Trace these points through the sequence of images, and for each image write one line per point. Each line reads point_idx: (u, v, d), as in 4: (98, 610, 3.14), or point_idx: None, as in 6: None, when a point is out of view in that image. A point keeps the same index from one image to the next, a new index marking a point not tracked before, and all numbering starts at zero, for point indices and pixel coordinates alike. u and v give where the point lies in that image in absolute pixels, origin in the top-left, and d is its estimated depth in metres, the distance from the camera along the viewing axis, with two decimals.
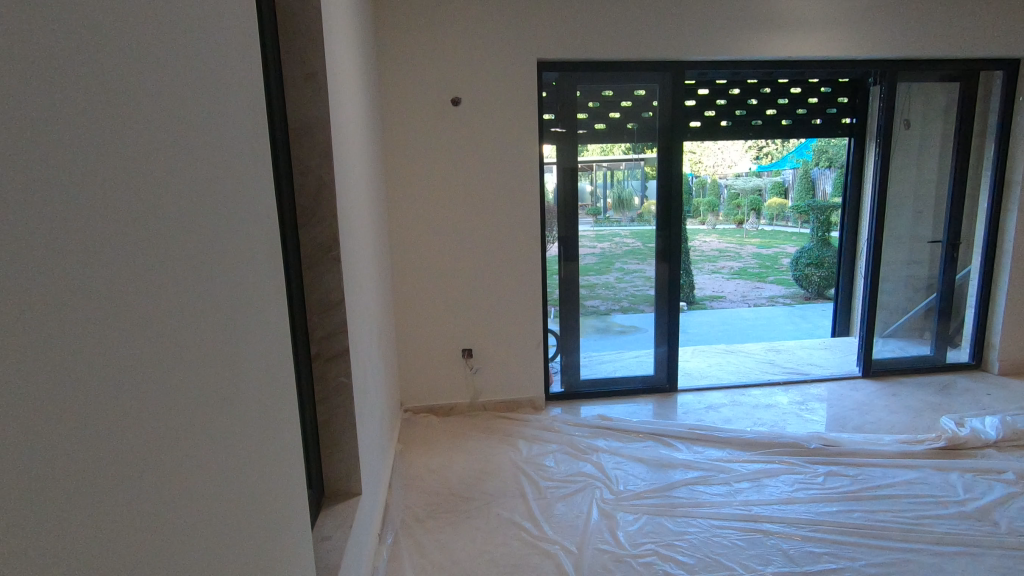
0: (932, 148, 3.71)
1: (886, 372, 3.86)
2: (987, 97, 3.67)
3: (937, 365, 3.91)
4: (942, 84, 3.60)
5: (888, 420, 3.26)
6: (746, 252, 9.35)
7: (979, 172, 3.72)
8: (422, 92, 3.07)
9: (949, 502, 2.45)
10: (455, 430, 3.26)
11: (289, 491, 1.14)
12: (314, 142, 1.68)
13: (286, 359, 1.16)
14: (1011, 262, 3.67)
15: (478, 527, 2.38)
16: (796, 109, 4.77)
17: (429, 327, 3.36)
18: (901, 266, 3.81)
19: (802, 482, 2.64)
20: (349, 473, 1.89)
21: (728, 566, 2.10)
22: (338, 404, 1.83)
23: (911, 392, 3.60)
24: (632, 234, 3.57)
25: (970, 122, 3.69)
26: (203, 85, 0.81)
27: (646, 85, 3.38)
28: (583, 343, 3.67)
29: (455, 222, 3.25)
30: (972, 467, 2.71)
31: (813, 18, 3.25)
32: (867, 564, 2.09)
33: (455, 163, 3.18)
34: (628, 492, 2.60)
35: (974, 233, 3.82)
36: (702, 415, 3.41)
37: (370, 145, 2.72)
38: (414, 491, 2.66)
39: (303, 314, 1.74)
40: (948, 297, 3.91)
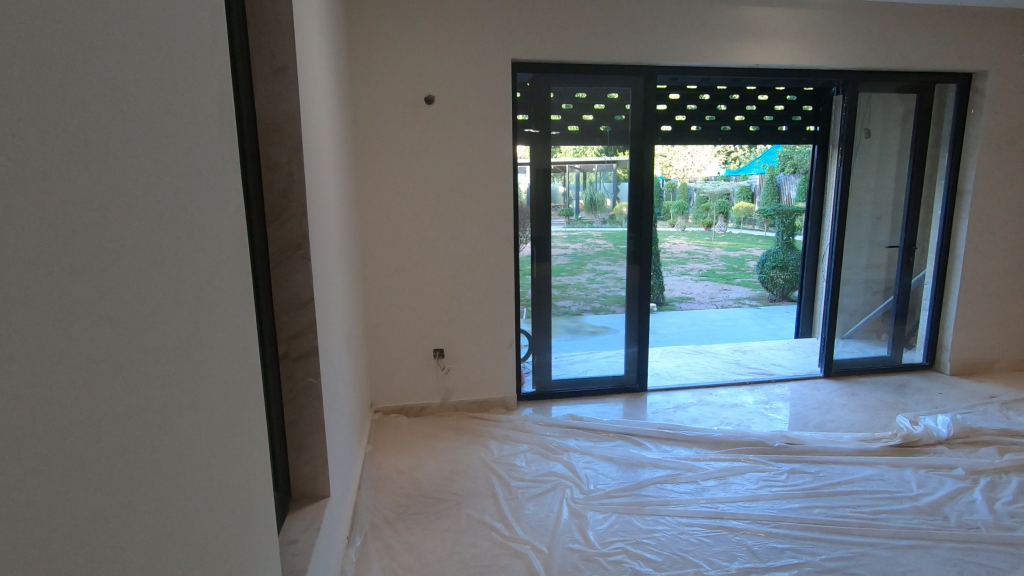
0: (891, 156, 3.87)
1: (845, 372, 4.02)
2: (941, 108, 3.82)
3: (894, 365, 4.08)
4: (901, 95, 3.77)
5: (847, 419, 3.40)
6: (715, 255, 9.62)
7: (934, 180, 3.89)
8: (394, 90, 3.07)
9: (903, 497, 2.58)
10: (427, 430, 3.27)
11: (257, 493, 1.15)
12: (283, 141, 1.67)
13: (253, 360, 1.17)
14: (962, 268, 3.83)
15: (448, 528, 2.40)
16: (762, 115, 4.93)
17: (400, 327, 3.35)
18: (859, 269, 3.98)
19: (766, 480, 2.74)
20: (316, 475, 1.89)
21: (695, 563, 2.17)
22: (306, 405, 1.83)
23: (870, 392, 3.76)
24: (603, 235, 3.63)
25: (926, 133, 3.85)
26: (170, 91, 0.81)
27: (619, 87, 3.43)
28: (554, 343, 3.72)
29: (428, 224, 3.26)
30: (926, 463, 2.85)
31: (780, 29, 3.35)
32: (827, 558, 2.18)
33: (428, 165, 3.19)
34: (598, 492, 2.65)
35: (929, 240, 3.98)
36: (670, 414, 3.49)
37: (341, 145, 2.70)
38: (384, 492, 2.66)
39: (271, 314, 1.73)
40: (904, 300, 4.08)
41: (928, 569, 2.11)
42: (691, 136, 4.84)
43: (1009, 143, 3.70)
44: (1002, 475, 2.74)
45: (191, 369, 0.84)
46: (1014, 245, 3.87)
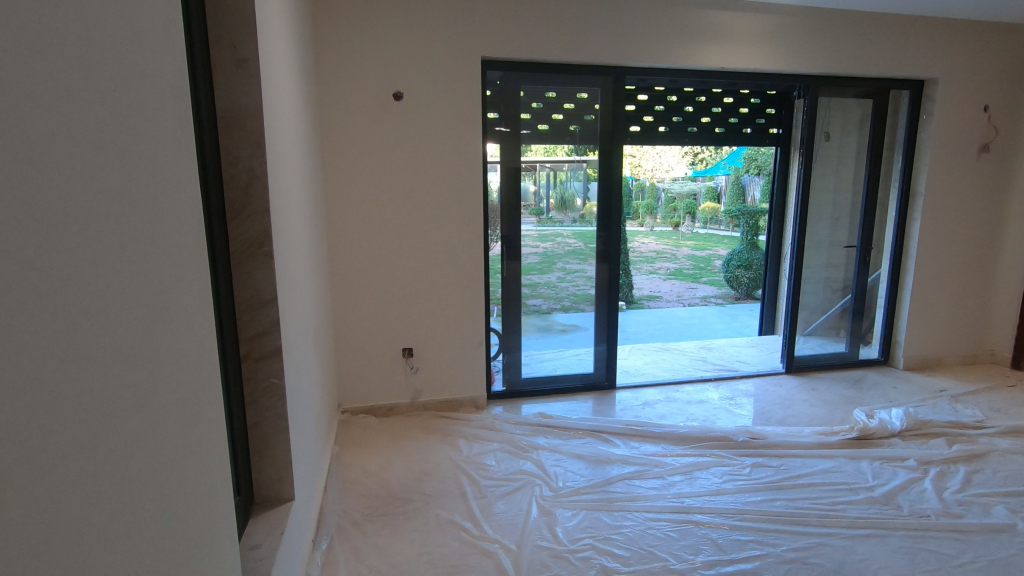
0: (849, 158, 3.96)
1: (805, 368, 4.08)
2: (896, 113, 3.92)
3: (851, 361, 4.17)
4: (858, 100, 3.85)
5: (808, 413, 3.45)
6: (681, 255, 9.77)
7: (889, 182, 4.00)
8: (362, 86, 2.97)
9: (860, 488, 2.61)
10: (395, 430, 3.17)
11: (214, 498, 1.06)
12: (244, 135, 1.56)
13: (210, 356, 1.08)
14: (915, 266, 3.93)
15: (417, 529, 2.32)
16: (728, 117, 4.99)
17: (369, 328, 3.25)
18: (819, 268, 4.05)
19: (730, 474, 2.75)
20: (280, 478, 1.78)
21: (662, 557, 2.15)
22: (270, 407, 1.72)
23: (829, 387, 3.83)
24: (574, 234, 3.60)
25: (881, 136, 3.94)
26: (104, 66, 0.73)
27: (588, 87, 3.39)
28: (524, 342, 3.67)
29: (395, 218, 3.15)
30: (881, 455, 2.90)
31: (750, 34, 3.37)
32: (788, 549, 2.19)
33: (397, 160, 3.09)
34: (567, 489, 2.61)
35: (884, 240, 4.08)
36: (638, 411, 3.48)
37: (305, 139, 2.59)
38: (351, 493, 2.56)
39: (232, 313, 1.62)
40: (861, 298, 4.17)
41: (883, 558, 2.14)
42: (659, 137, 4.83)
43: (959, 146, 3.81)
44: (951, 465, 2.81)
45: (129, 363, 0.75)
46: (968, 245, 3.99)
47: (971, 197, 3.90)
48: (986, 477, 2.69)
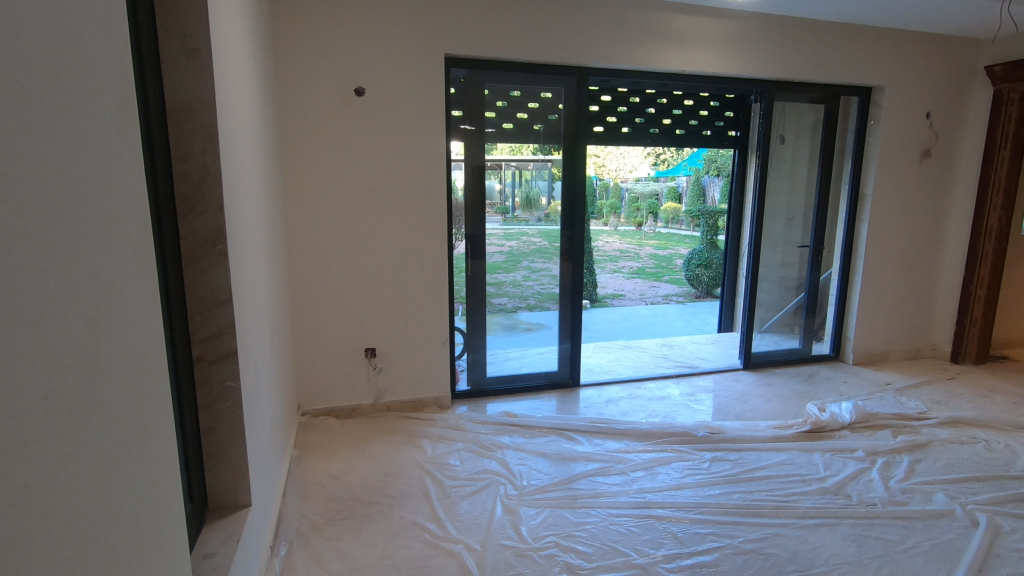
0: (802, 161, 4.05)
1: (761, 364, 4.16)
2: (846, 119, 4.02)
3: (805, 356, 4.27)
4: (811, 105, 3.93)
5: (764, 408, 3.50)
6: (644, 253, 9.90)
7: (839, 185, 4.10)
8: (321, 81, 2.84)
9: (812, 479, 2.66)
10: (357, 432, 3.06)
11: (158, 508, 0.98)
12: (197, 129, 1.46)
13: (151, 356, 0.99)
14: (864, 266, 4.05)
15: (379, 532, 2.24)
16: (688, 120, 5.08)
17: (330, 328, 3.12)
18: (774, 266, 4.13)
19: (691, 469, 2.76)
20: (237, 484, 1.67)
21: (624, 552, 2.13)
22: (225, 412, 1.61)
23: (784, 381, 3.90)
24: (539, 233, 3.55)
25: (832, 141, 4.04)
26: (23, 43, 0.64)
27: (552, 87, 3.35)
28: (489, 340, 3.60)
29: (356, 213, 3.03)
30: (831, 447, 2.96)
31: (712, 39, 3.41)
32: (745, 540, 2.21)
33: (358, 154, 2.97)
34: (531, 487, 2.57)
35: (835, 240, 4.19)
36: (602, 408, 3.45)
37: (263, 131, 2.46)
38: (312, 498, 2.45)
39: (183, 315, 1.52)
40: (813, 295, 4.27)
41: (833, 546, 2.17)
42: (621, 138, 4.95)
43: (904, 149, 3.93)
44: (896, 455, 2.89)
45: (51, 364, 0.67)
46: (916, 244, 4.13)
47: (918, 199, 4.05)
48: (927, 466, 2.77)
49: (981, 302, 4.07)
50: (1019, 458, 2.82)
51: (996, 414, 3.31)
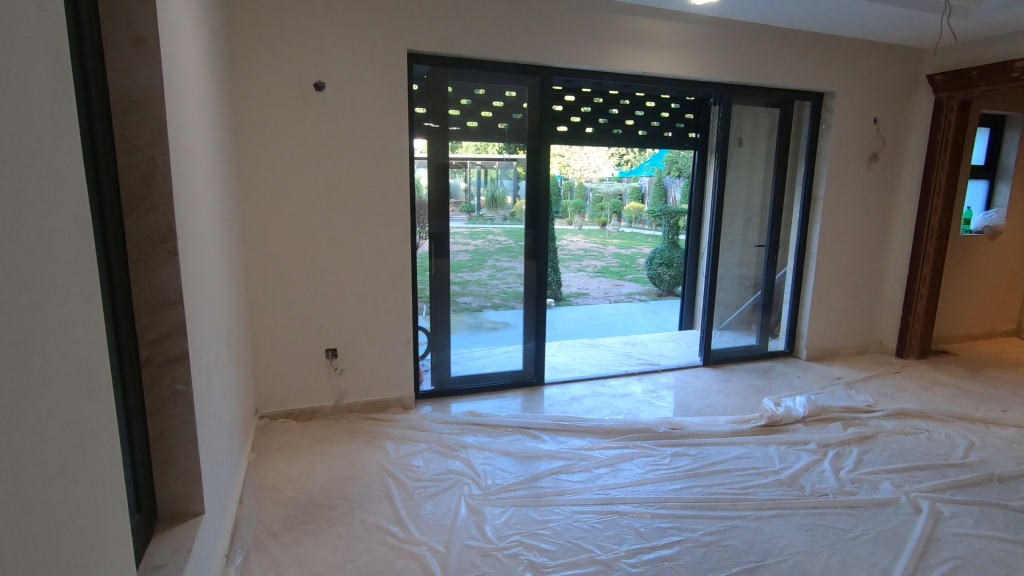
0: (759, 164, 4.09)
1: (721, 361, 4.18)
2: (799, 123, 4.06)
3: (761, 353, 4.31)
4: (766, 109, 3.97)
5: (722, 403, 3.50)
6: (608, 253, 9.86)
7: (793, 187, 4.14)
8: (278, 68, 2.67)
9: (767, 472, 2.66)
10: (318, 435, 2.89)
11: (100, 514, 0.90)
12: (144, 122, 1.38)
13: (97, 355, 0.92)
14: (816, 265, 4.11)
15: (340, 536, 2.13)
16: (650, 121, 5.09)
17: (286, 329, 2.94)
18: (732, 266, 4.16)
19: (653, 464, 2.73)
20: (189, 490, 1.58)
21: (587, 548, 2.09)
22: (176, 416, 1.53)
23: (741, 377, 3.93)
24: (504, 232, 3.45)
25: (786, 144, 4.07)
26: None
27: (516, 86, 3.26)
28: (453, 340, 3.47)
29: (315, 205, 2.85)
30: (786, 440, 2.98)
31: (677, 40, 3.40)
32: (705, 533, 2.20)
33: (317, 144, 2.80)
34: (496, 487, 2.48)
35: (789, 240, 4.24)
36: (566, 406, 3.37)
37: (217, 119, 2.31)
38: (270, 504, 2.31)
39: (130, 316, 1.44)
40: (769, 293, 4.31)
41: (787, 536, 2.18)
42: (585, 138, 4.89)
43: (854, 152, 4.01)
44: (846, 447, 2.93)
45: None
46: (867, 242, 4.23)
47: (871, 201, 4.15)
48: (875, 456, 2.82)
49: (923, 300, 4.16)
50: (960, 446, 2.90)
51: (937, 405, 3.40)
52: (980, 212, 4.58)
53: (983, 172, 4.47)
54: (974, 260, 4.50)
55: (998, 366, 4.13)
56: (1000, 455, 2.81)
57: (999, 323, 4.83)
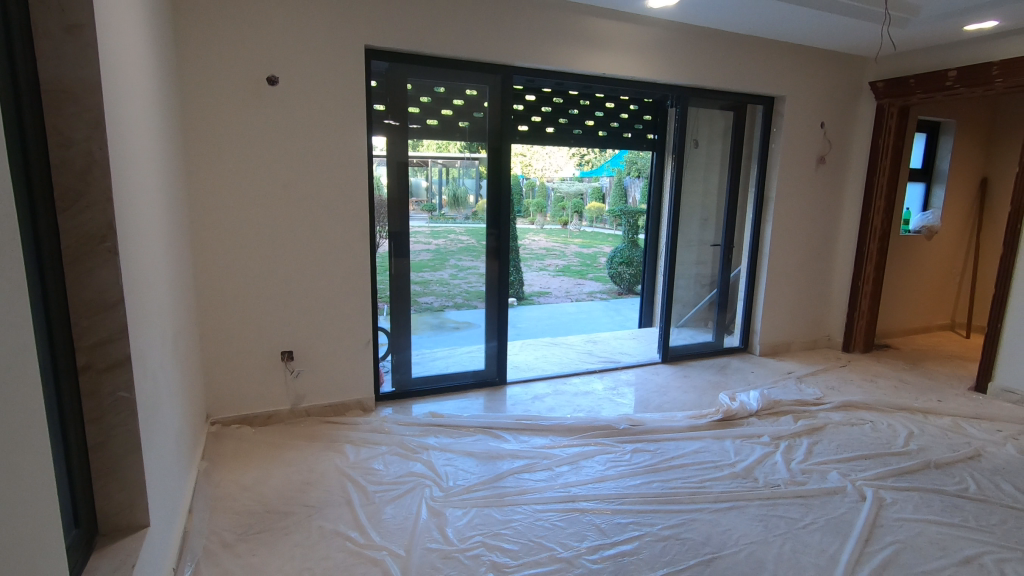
0: (714, 166, 4.11)
1: (679, 357, 4.18)
2: (752, 127, 4.09)
3: (718, 350, 4.33)
4: (722, 112, 3.99)
5: (681, 399, 3.48)
6: (570, 252, 9.78)
7: (747, 189, 4.17)
8: (230, 52, 2.47)
9: (724, 465, 2.64)
10: (274, 439, 2.70)
11: (32, 530, 0.79)
12: (80, 115, 1.24)
13: (23, 357, 0.80)
14: (768, 264, 4.16)
15: (296, 544, 1.98)
16: (610, 122, 5.06)
17: (238, 333, 2.72)
18: (689, 264, 4.18)
19: (613, 461, 2.66)
20: (133, 502, 1.42)
21: (549, 547, 2.01)
22: (119, 425, 1.38)
23: (699, 373, 3.93)
24: (466, 231, 3.32)
25: (740, 147, 4.11)
26: None
27: (476, 85, 3.13)
28: (415, 340, 3.30)
29: (268, 199, 2.65)
30: (740, 433, 2.97)
31: (646, 39, 3.39)
32: (663, 527, 2.16)
33: (270, 133, 2.60)
34: (458, 488, 2.36)
35: (743, 240, 4.28)
36: (528, 405, 3.28)
37: (161, 103, 2.11)
38: (224, 512, 2.14)
39: (67, 319, 1.27)
40: (724, 291, 4.34)
41: (741, 526, 2.16)
42: (546, 138, 4.89)
43: (804, 155, 4.07)
44: (797, 438, 2.94)
45: None
46: (819, 238, 4.32)
47: (823, 200, 4.24)
48: (823, 447, 2.84)
49: (867, 297, 4.28)
50: (901, 435, 2.96)
51: (880, 396, 3.46)
52: (917, 212, 4.74)
53: (920, 175, 4.60)
54: (915, 259, 4.67)
55: (936, 359, 4.26)
56: (937, 443, 2.87)
57: (936, 319, 5.00)
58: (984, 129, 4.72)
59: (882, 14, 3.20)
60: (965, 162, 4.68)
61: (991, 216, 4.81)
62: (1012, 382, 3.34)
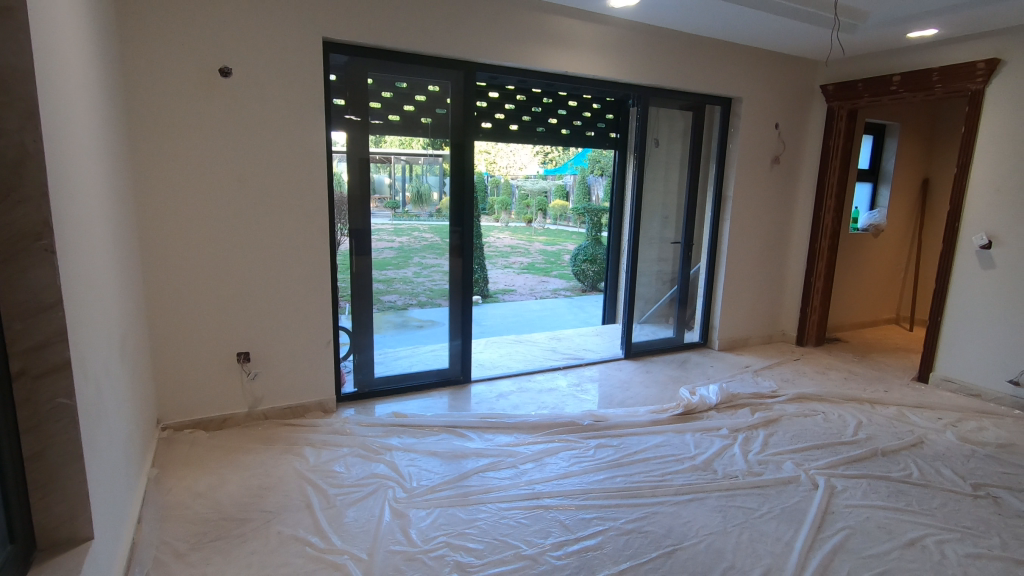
0: (674, 164, 4.07)
1: (641, 353, 4.15)
2: (710, 127, 4.07)
3: (678, 345, 4.30)
4: (681, 112, 3.95)
5: (643, 395, 3.42)
6: (535, 248, 9.64)
7: (705, 187, 4.16)
8: (179, 21, 2.24)
9: (685, 458, 2.58)
10: (229, 444, 2.48)
11: None
12: (10, 101, 1.08)
13: None
14: (727, 261, 4.15)
15: (253, 552, 1.82)
16: (573, 121, 4.99)
17: (187, 332, 2.48)
18: (650, 262, 4.13)
19: (577, 456, 2.57)
20: (74, 514, 1.24)
21: (514, 545, 1.91)
22: (58, 433, 1.19)
23: (660, 368, 3.89)
24: (432, 229, 3.15)
25: (699, 146, 4.08)
26: None
27: (439, 80, 2.98)
28: (378, 339, 3.12)
29: (219, 186, 2.42)
30: (700, 427, 2.93)
31: (614, 30, 3.32)
32: (627, 520, 2.08)
33: (221, 113, 2.37)
34: (421, 488, 2.22)
35: (702, 238, 4.26)
36: (493, 403, 3.14)
37: (101, 72, 1.89)
38: (175, 521, 1.94)
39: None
40: (684, 288, 4.31)
41: (702, 518, 2.11)
42: (511, 135, 4.78)
43: (759, 154, 4.08)
44: (754, 430, 2.92)
45: None
46: (776, 232, 4.35)
47: (777, 198, 4.27)
48: (779, 438, 2.82)
49: (818, 293, 4.33)
50: (850, 425, 2.97)
51: (831, 388, 3.49)
52: (864, 211, 4.84)
53: (868, 175, 4.73)
54: (863, 257, 4.75)
55: (883, 351, 4.35)
56: (884, 431, 2.91)
57: (881, 313, 5.11)
58: (926, 132, 4.85)
59: (831, 19, 3.21)
60: (910, 163, 4.82)
61: (932, 214, 4.94)
62: (952, 372, 3.41)
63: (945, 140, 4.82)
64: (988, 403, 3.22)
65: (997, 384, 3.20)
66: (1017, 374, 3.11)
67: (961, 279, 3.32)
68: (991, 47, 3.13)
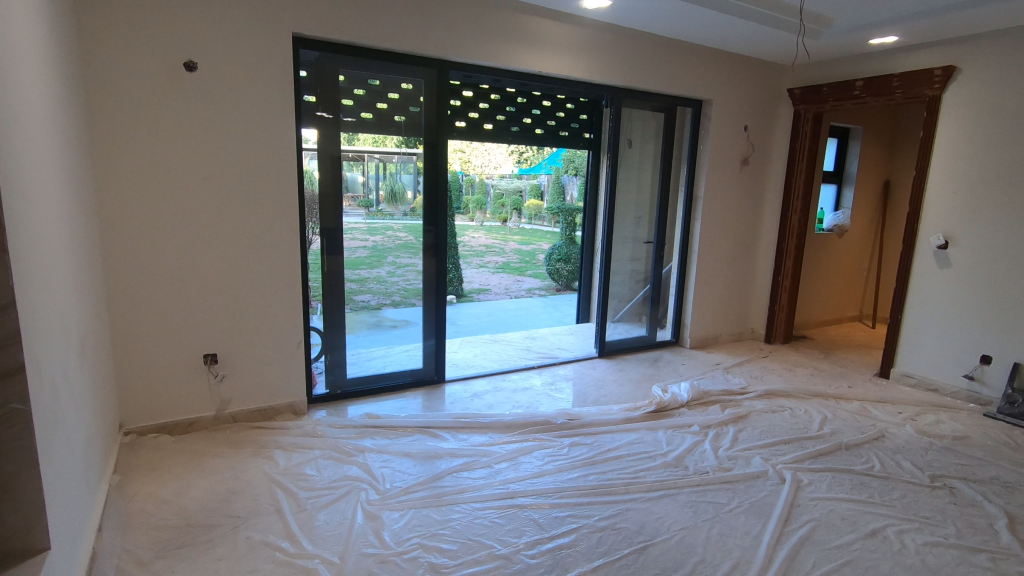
0: (647, 165, 4.10)
1: (615, 351, 4.17)
2: (682, 129, 4.11)
3: (651, 344, 4.33)
4: (653, 113, 3.97)
5: (617, 393, 3.43)
6: (509, 248, 9.60)
7: (676, 188, 4.20)
8: (142, 10, 2.16)
9: (656, 455, 2.60)
10: (196, 448, 2.39)
11: None
12: None
13: None
14: (697, 260, 4.21)
15: (221, 558, 1.76)
16: (547, 120, 4.99)
17: (151, 333, 2.39)
18: (624, 261, 4.15)
19: (552, 455, 2.56)
20: (29, 525, 1.17)
21: (488, 545, 1.89)
22: (11, 441, 1.12)
23: (633, 366, 3.92)
24: (405, 228, 3.11)
25: (671, 147, 4.12)
26: None
27: (411, 78, 2.93)
28: (351, 340, 3.05)
29: (184, 182, 2.33)
30: (672, 424, 2.95)
31: (588, 30, 3.33)
32: (600, 518, 2.08)
33: (185, 106, 2.29)
34: (395, 489, 2.19)
35: (674, 237, 4.30)
36: (468, 403, 3.11)
37: (59, 60, 1.81)
38: (138, 529, 1.87)
39: None
40: (657, 287, 4.35)
41: (673, 513, 2.12)
42: (485, 135, 4.75)
43: (730, 156, 4.14)
44: (726, 427, 2.95)
45: None
46: (747, 232, 4.42)
47: (747, 198, 4.34)
48: (748, 433, 2.87)
49: (786, 292, 4.42)
50: (816, 420, 3.04)
51: (798, 384, 3.57)
52: (830, 212, 4.96)
53: (834, 176, 4.85)
54: (828, 256, 4.86)
55: (846, 348, 4.47)
56: (848, 426, 2.98)
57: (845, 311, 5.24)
58: (887, 137, 5.00)
59: (798, 25, 3.28)
60: (872, 166, 4.96)
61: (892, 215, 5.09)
62: (911, 367, 3.51)
63: (904, 144, 4.98)
64: (944, 397, 3.32)
65: (953, 378, 3.31)
66: (971, 369, 3.22)
67: (920, 278, 3.42)
68: (946, 55, 3.24)
